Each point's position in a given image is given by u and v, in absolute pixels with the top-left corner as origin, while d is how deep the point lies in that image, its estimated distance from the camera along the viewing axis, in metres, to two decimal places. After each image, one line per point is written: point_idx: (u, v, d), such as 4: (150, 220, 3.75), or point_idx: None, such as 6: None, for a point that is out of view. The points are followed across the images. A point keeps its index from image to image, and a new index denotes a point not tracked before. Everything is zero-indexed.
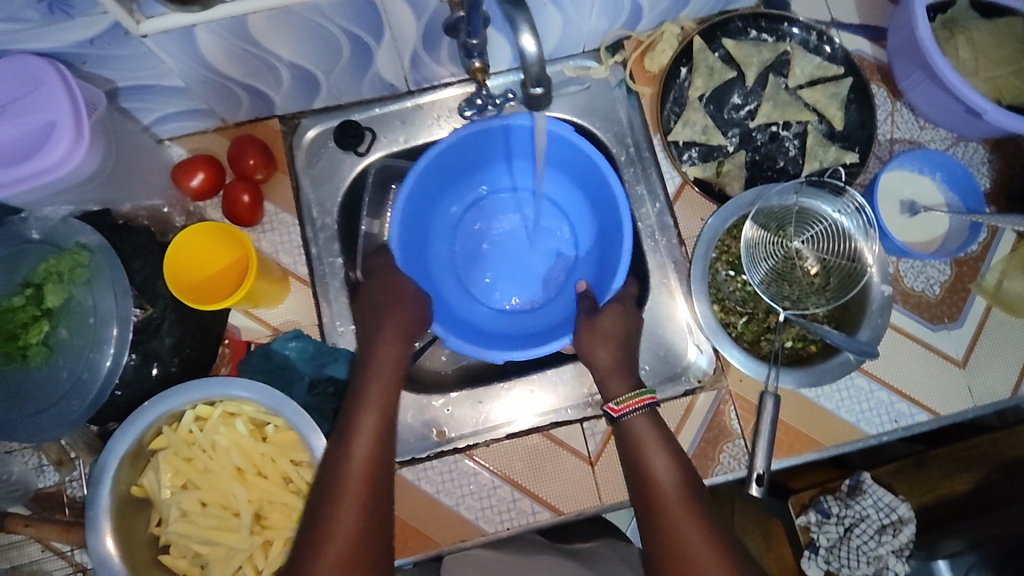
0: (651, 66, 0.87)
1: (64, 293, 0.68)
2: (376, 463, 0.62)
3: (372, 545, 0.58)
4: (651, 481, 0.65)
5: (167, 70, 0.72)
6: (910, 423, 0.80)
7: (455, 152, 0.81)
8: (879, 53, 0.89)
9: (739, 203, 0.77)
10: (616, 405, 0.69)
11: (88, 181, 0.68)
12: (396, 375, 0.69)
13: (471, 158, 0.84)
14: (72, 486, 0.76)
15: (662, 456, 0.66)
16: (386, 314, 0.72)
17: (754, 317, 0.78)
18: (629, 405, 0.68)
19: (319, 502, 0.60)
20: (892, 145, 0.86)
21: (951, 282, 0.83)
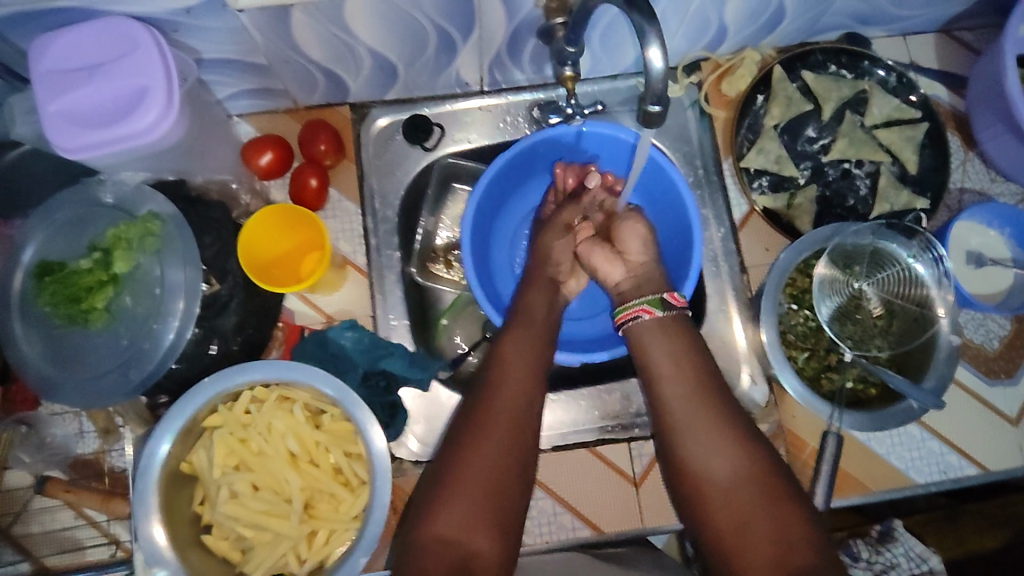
0: (729, 91, 0.87)
1: (132, 260, 0.67)
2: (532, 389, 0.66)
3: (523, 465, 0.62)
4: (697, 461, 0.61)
5: (256, 46, 0.71)
6: (959, 475, 0.79)
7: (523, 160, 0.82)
8: (955, 100, 0.89)
9: (814, 237, 0.76)
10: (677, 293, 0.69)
11: (167, 151, 0.67)
12: (544, 316, 0.74)
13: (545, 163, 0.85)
14: (114, 455, 0.74)
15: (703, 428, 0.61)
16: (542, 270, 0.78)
17: (815, 354, 0.77)
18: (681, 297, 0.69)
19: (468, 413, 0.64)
20: (962, 194, 0.86)
21: (1010, 337, 0.82)
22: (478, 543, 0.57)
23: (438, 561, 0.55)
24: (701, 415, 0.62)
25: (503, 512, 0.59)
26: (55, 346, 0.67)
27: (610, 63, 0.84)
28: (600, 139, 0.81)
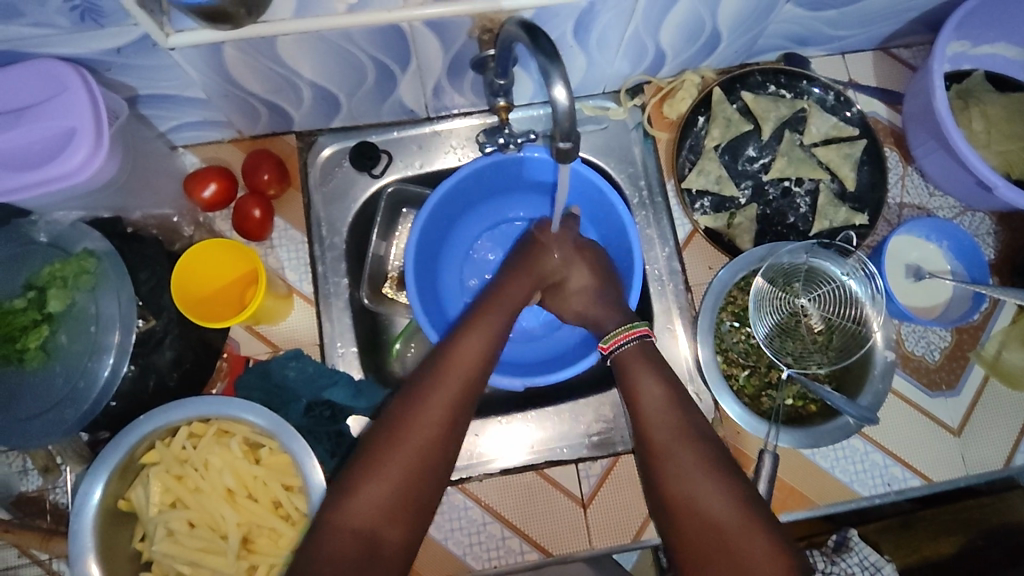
0: (670, 113, 0.88)
1: (67, 299, 0.67)
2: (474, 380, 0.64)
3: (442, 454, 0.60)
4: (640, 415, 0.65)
5: (190, 82, 0.72)
6: (902, 487, 0.80)
7: (459, 191, 0.83)
8: (894, 117, 0.90)
9: (750, 257, 0.77)
10: (603, 343, 0.72)
11: (102, 188, 0.67)
12: (510, 308, 0.73)
13: (490, 186, 0.86)
14: (56, 492, 0.74)
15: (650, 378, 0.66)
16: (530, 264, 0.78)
17: (756, 370, 0.79)
18: (615, 341, 0.71)
19: (406, 398, 0.62)
20: (901, 209, 0.87)
21: (951, 349, 0.84)
22: (384, 531, 0.56)
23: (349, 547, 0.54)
24: (663, 429, 0.63)
25: (416, 499, 0.58)
26: None
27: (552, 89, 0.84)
28: (542, 164, 0.83)
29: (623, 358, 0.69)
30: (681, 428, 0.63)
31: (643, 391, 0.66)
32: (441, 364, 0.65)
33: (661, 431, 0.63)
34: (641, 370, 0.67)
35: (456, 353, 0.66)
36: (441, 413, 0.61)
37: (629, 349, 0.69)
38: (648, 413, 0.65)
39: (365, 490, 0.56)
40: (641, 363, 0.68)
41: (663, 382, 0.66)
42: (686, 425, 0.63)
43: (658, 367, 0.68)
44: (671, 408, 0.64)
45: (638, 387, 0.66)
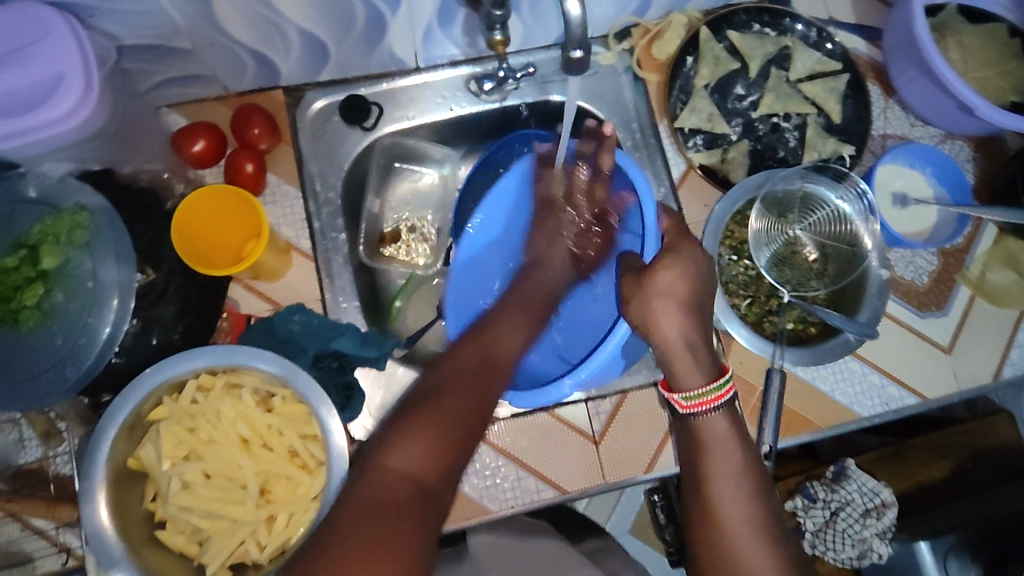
0: (660, 54, 0.88)
1: (61, 255, 0.65)
2: (472, 421, 0.58)
3: (420, 494, 0.52)
4: (711, 501, 0.62)
5: (177, 28, 0.69)
6: (900, 406, 0.83)
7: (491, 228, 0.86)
8: (873, 52, 0.92)
9: (746, 187, 0.79)
10: (684, 401, 0.65)
11: (92, 138, 0.65)
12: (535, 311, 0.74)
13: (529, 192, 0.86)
14: (57, 462, 0.72)
15: (731, 473, 0.62)
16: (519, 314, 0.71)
17: (757, 300, 0.80)
18: (700, 402, 0.64)
19: (437, 375, 0.61)
20: (885, 140, 0.90)
21: (938, 272, 0.86)
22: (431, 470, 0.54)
23: (395, 486, 0.52)
24: (749, 531, 0.60)
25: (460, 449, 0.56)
26: None
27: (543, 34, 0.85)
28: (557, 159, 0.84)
29: (704, 429, 0.64)
30: (766, 531, 0.60)
31: (721, 482, 0.62)
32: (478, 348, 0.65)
33: (739, 532, 0.60)
34: (723, 448, 0.63)
35: (491, 345, 0.66)
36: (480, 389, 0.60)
37: (716, 414, 0.64)
38: (723, 509, 0.61)
39: (410, 437, 0.54)
40: (729, 441, 0.64)
41: (748, 466, 0.63)
42: (768, 538, 0.60)
43: (741, 459, 0.63)
44: (753, 505, 0.61)
45: (713, 473, 0.63)
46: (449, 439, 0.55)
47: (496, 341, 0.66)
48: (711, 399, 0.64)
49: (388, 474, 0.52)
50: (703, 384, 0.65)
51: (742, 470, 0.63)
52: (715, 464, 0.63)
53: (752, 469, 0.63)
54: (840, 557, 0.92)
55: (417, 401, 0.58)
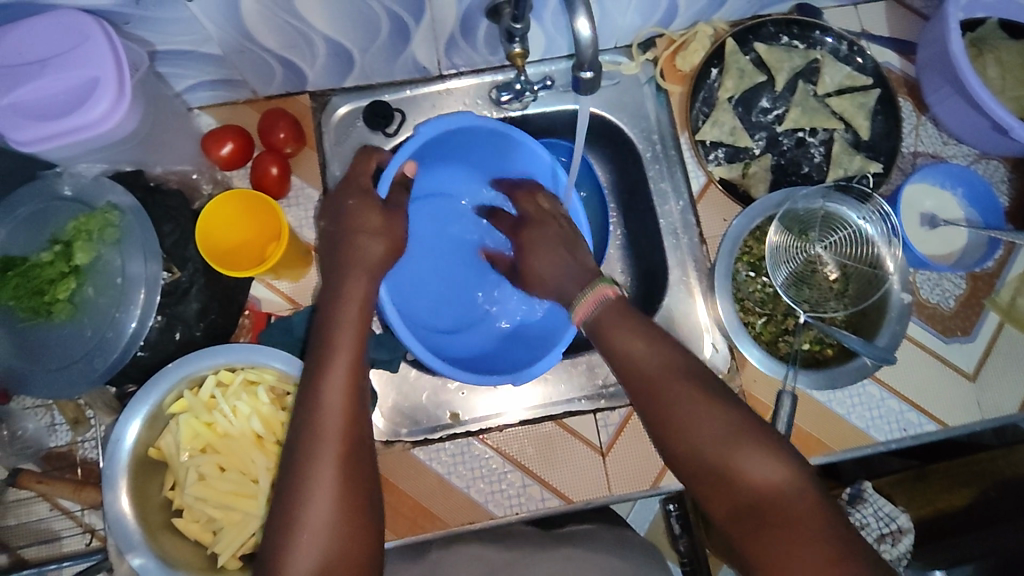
0: (683, 66, 0.88)
1: (93, 251, 0.68)
2: (357, 463, 0.56)
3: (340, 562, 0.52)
4: (634, 371, 0.59)
5: (208, 35, 0.71)
6: (919, 432, 0.81)
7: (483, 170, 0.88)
8: (907, 67, 0.90)
9: (766, 204, 0.78)
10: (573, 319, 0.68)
11: (124, 141, 0.68)
12: (359, 318, 0.64)
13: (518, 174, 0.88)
14: (85, 447, 0.76)
15: (642, 342, 0.60)
16: (342, 329, 0.62)
17: (773, 318, 0.79)
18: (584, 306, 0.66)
19: (291, 461, 0.55)
20: (915, 158, 0.87)
21: (965, 296, 0.84)
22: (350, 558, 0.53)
23: None
24: (680, 383, 0.56)
25: (355, 514, 0.54)
26: (20, 339, 0.68)
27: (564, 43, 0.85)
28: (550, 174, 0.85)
29: (602, 318, 0.64)
30: (694, 383, 0.56)
31: (635, 359, 0.59)
32: (308, 407, 0.58)
33: (678, 399, 0.55)
34: (625, 325, 0.62)
35: (318, 394, 0.58)
36: (340, 455, 0.55)
37: (600, 312, 0.65)
38: (637, 371, 0.59)
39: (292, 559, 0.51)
40: (619, 322, 0.63)
41: (654, 344, 0.60)
42: (698, 388, 0.56)
43: (637, 325, 0.62)
44: (676, 359, 0.58)
45: (620, 342, 0.61)
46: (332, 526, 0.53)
47: (326, 387, 0.58)
48: (585, 308, 0.66)
49: None
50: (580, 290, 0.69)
51: (649, 341, 0.60)
52: (622, 348, 0.61)
53: (662, 339, 0.61)
54: None
55: (288, 485, 0.55)
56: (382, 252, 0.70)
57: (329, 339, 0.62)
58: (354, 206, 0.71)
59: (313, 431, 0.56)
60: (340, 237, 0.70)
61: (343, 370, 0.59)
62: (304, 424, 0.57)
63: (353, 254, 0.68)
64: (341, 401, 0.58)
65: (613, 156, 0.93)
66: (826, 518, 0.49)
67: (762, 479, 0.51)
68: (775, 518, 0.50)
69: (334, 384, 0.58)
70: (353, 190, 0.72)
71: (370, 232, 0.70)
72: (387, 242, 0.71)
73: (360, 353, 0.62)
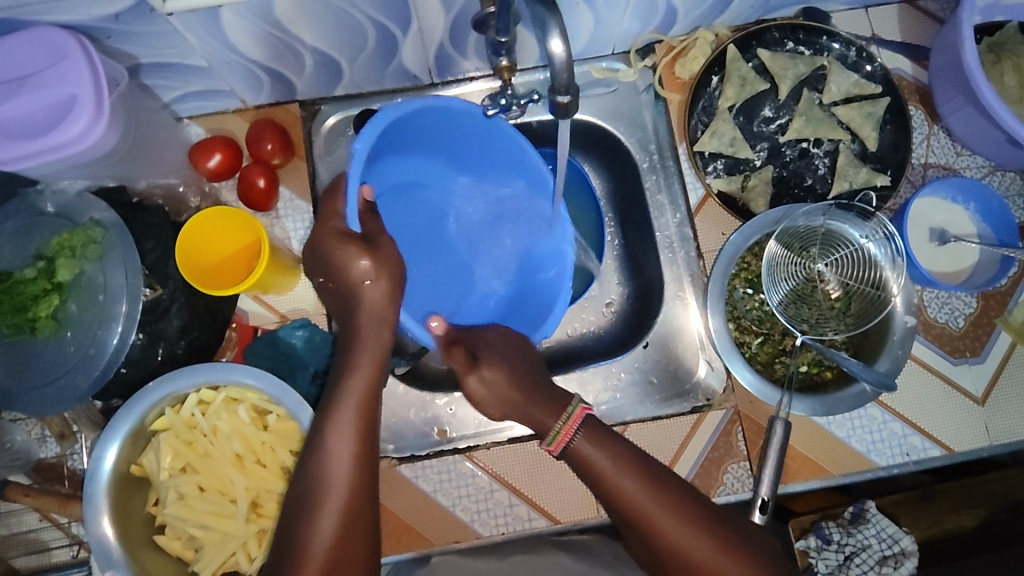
0: (682, 73, 0.85)
1: (75, 268, 0.68)
2: (363, 480, 0.58)
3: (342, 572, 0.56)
4: (616, 499, 0.63)
5: (191, 49, 0.70)
6: (922, 457, 0.78)
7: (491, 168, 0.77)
8: (919, 73, 0.86)
9: (764, 221, 0.74)
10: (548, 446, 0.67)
11: (105, 157, 0.68)
12: (378, 363, 0.62)
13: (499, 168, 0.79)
14: (74, 458, 0.76)
15: (615, 469, 0.64)
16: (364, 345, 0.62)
17: (770, 338, 0.77)
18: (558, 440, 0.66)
19: (293, 511, 0.57)
20: (925, 169, 0.83)
21: (976, 315, 0.80)
22: None
23: None
24: (680, 518, 0.62)
25: None
26: (5, 355, 0.68)
27: (537, 52, 0.82)
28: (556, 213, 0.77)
29: (576, 451, 0.65)
30: (694, 515, 0.62)
31: (624, 492, 0.63)
32: (312, 457, 0.58)
33: (673, 536, 0.61)
34: (608, 448, 0.65)
35: (321, 448, 0.58)
36: (338, 517, 0.56)
37: (580, 441, 0.65)
38: (624, 500, 0.63)
39: None
40: (596, 438, 0.65)
41: (630, 468, 0.64)
42: (679, 508, 0.62)
43: (616, 450, 0.65)
44: (644, 482, 0.63)
45: (601, 472, 0.64)
46: None
47: (343, 402, 0.60)
48: (569, 426, 0.66)
49: None
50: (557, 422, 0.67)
51: (638, 472, 0.64)
52: (618, 482, 0.63)
53: (637, 467, 0.64)
54: None
55: (304, 496, 0.57)
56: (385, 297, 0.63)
57: (350, 352, 0.62)
58: (337, 254, 0.62)
59: (328, 444, 0.58)
60: (331, 273, 0.64)
61: (362, 386, 0.61)
62: (317, 439, 0.58)
63: (352, 296, 0.63)
64: (355, 417, 0.59)
65: (610, 166, 0.91)
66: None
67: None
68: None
69: (352, 398, 0.60)
70: (330, 236, 0.62)
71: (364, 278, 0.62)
72: (388, 285, 0.63)
73: (371, 404, 0.61)
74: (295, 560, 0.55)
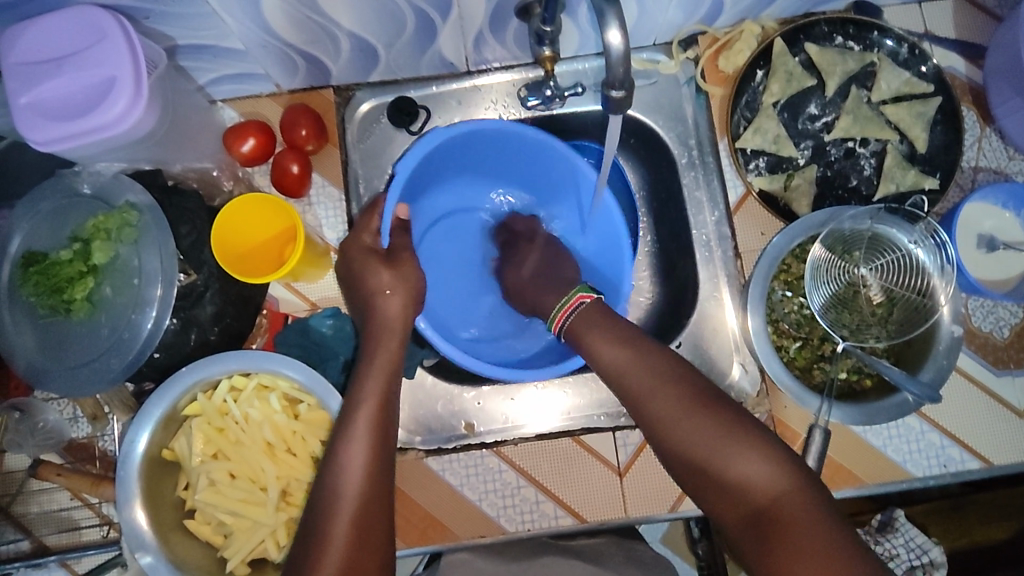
0: (726, 66, 0.82)
1: (111, 251, 0.68)
2: (378, 484, 0.58)
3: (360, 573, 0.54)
4: (616, 376, 0.64)
5: (228, 31, 0.69)
6: (960, 469, 0.75)
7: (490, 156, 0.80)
8: (973, 72, 0.82)
9: (809, 222, 0.72)
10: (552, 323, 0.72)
11: (142, 140, 0.67)
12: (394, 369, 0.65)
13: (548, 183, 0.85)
14: (105, 440, 0.77)
15: (614, 349, 0.65)
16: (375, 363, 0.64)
17: (808, 343, 0.75)
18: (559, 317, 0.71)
19: (311, 515, 0.57)
20: (975, 173, 0.80)
21: (1022, 326, 0.78)
22: None
23: None
24: (667, 392, 0.60)
25: None
26: (41, 335, 0.69)
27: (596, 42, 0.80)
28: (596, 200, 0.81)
29: (578, 330, 0.69)
30: (681, 392, 0.60)
31: (614, 366, 0.64)
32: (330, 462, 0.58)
33: (662, 409, 0.60)
34: (600, 330, 0.67)
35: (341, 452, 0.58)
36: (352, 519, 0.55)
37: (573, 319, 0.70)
38: (623, 377, 0.63)
39: None
40: (602, 327, 0.67)
41: (635, 351, 0.64)
42: (684, 388, 0.60)
43: (617, 334, 0.66)
44: (652, 359, 0.63)
45: (604, 351, 0.65)
46: None
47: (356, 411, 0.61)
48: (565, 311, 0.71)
49: None
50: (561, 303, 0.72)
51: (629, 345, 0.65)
52: (610, 360, 0.64)
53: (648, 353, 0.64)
54: None
55: (322, 500, 0.57)
56: (403, 311, 0.69)
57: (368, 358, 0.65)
58: (362, 268, 0.70)
59: (345, 447, 0.59)
60: (358, 291, 0.70)
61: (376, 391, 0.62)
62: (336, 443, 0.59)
63: (370, 305, 0.69)
64: (370, 424, 0.60)
65: (646, 160, 0.89)
66: (822, 521, 0.52)
67: (760, 487, 0.54)
68: (775, 518, 0.53)
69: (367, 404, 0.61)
70: (355, 252, 0.71)
71: (384, 288, 0.68)
72: (404, 295, 0.69)
73: (386, 405, 0.62)
74: (316, 555, 0.54)
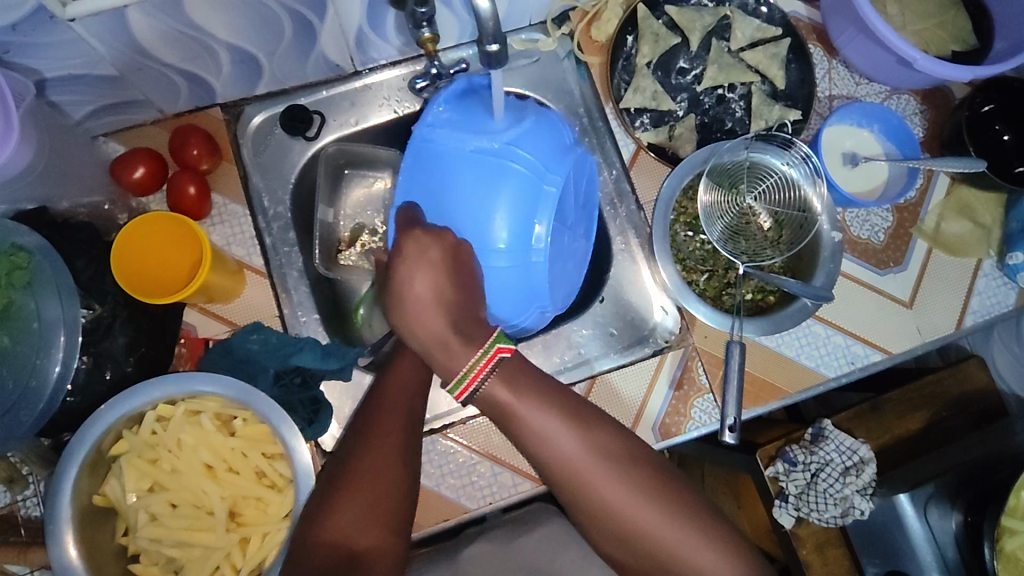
0: (599, 36, 0.87)
1: (4, 298, 0.64)
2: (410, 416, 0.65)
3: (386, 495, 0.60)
4: (545, 450, 0.63)
5: (99, 56, 0.67)
6: (866, 363, 0.83)
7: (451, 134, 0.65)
8: (813, 13, 0.91)
9: (694, 161, 0.79)
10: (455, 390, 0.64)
11: (20, 176, 0.64)
12: None
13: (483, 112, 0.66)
14: (27, 505, 0.72)
15: (549, 429, 0.63)
16: None
17: (714, 274, 0.82)
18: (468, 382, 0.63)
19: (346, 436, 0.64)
20: (831, 101, 0.89)
21: (894, 228, 0.86)
22: (364, 539, 0.58)
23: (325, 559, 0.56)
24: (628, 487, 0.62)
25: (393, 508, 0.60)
26: None
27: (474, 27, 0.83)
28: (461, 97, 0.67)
29: (491, 403, 0.64)
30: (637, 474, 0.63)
31: (558, 449, 0.63)
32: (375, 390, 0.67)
33: (592, 477, 0.62)
34: (523, 409, 0.63)
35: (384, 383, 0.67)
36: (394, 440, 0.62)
37: (492, 383, 0.63)
38: (569, 460, 0.63)
39: (326, 522, 0.58)
40: (526, 401, 0.63)
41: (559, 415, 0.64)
42: (622, 471, 0.63)
43: (541, 400, 0.64)
44: (577, 437, 0.63)
45: (530, 428, 0.63)
46: (366, 509, 0.59)
47: (393, 383, 0.67)
48: (482, 368, 0.62)
49: (314, 542, 0.57)
50: (467, 361, 0.62)
51: (568, 420, 0.64)
52: (556, 445, 0.63)
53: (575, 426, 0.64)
54: (824, 518, 0.89)
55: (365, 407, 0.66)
56: None
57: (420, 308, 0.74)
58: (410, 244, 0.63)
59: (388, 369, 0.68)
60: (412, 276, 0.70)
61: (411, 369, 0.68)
62: (367, 406, 0.65)
63: None
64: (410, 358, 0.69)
65: None
66: None
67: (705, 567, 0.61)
68: None
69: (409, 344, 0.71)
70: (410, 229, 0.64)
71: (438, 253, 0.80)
72: None
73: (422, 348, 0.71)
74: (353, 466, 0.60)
